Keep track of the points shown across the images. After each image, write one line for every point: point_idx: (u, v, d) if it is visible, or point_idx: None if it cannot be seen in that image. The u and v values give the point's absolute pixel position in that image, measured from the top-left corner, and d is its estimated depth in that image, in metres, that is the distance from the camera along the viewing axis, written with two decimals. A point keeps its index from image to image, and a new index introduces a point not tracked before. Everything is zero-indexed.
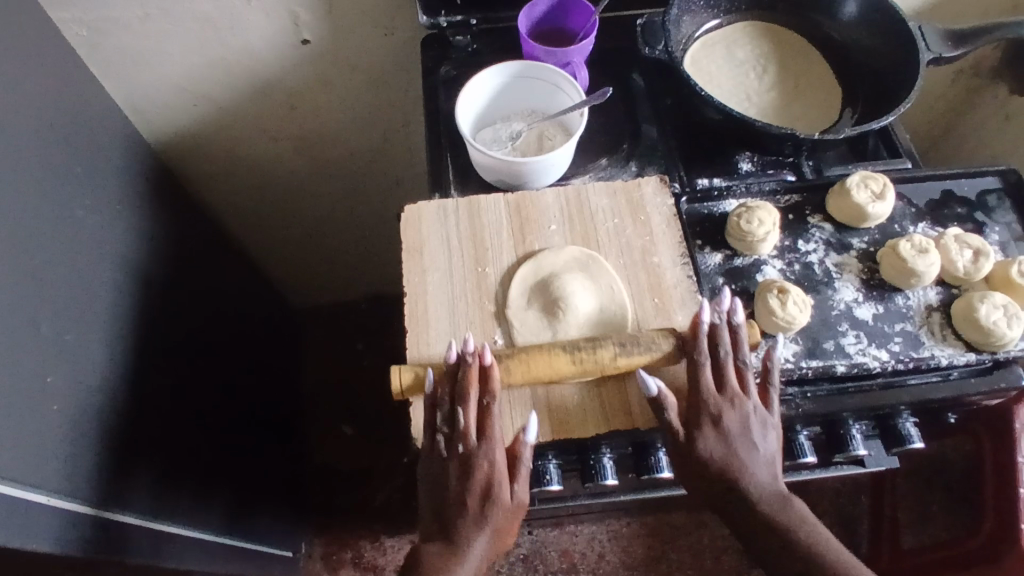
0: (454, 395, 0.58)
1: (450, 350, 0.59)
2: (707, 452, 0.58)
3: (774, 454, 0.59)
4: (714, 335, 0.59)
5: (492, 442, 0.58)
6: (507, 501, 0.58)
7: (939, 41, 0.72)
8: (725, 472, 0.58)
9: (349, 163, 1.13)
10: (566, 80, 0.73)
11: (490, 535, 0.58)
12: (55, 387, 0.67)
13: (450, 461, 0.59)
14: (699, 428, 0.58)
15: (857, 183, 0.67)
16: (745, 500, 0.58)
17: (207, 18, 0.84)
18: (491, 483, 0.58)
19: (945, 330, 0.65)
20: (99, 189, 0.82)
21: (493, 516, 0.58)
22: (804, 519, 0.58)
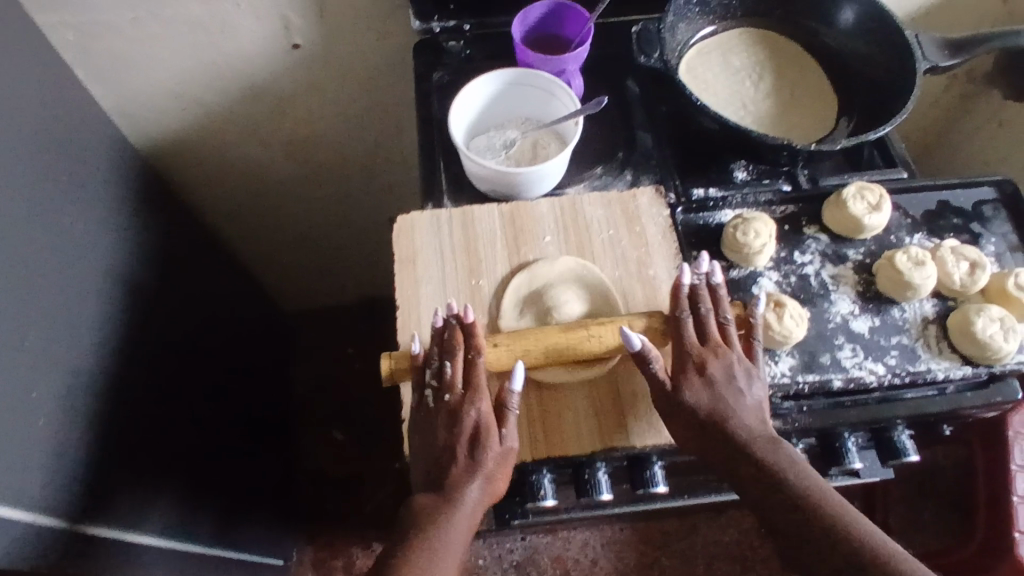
0: (441, 349, 0.60)
1: (435, 312, 0.61)
2: (696, 400, 0.58)
3: (763, 401, 0.59)
4: (693, 295, 0.60)
5: (478, 391, 0.59)
6: (498, 446, 0.57)
7: (935, 51, 0.72)
8: (717, 421, 0.57)
9: (341, 168, 1.12)
10: (560, 88, 0.72)
11: (483, 481, 0.57)
12: (39, 404, 0.66)
13: (438, 413, 0.59)
14: (684, 377, 0.58)
15: (854, 195, 0.67)
16: (737, 449, 0.57)
17: (197, 22, 0.82)
18: (480, 431, 0.57)
19: (941, 343, 0.64)
20: (85, 197, 0.80)
21: (482, 462, 0.57)
22: (794, 461, 0.57)
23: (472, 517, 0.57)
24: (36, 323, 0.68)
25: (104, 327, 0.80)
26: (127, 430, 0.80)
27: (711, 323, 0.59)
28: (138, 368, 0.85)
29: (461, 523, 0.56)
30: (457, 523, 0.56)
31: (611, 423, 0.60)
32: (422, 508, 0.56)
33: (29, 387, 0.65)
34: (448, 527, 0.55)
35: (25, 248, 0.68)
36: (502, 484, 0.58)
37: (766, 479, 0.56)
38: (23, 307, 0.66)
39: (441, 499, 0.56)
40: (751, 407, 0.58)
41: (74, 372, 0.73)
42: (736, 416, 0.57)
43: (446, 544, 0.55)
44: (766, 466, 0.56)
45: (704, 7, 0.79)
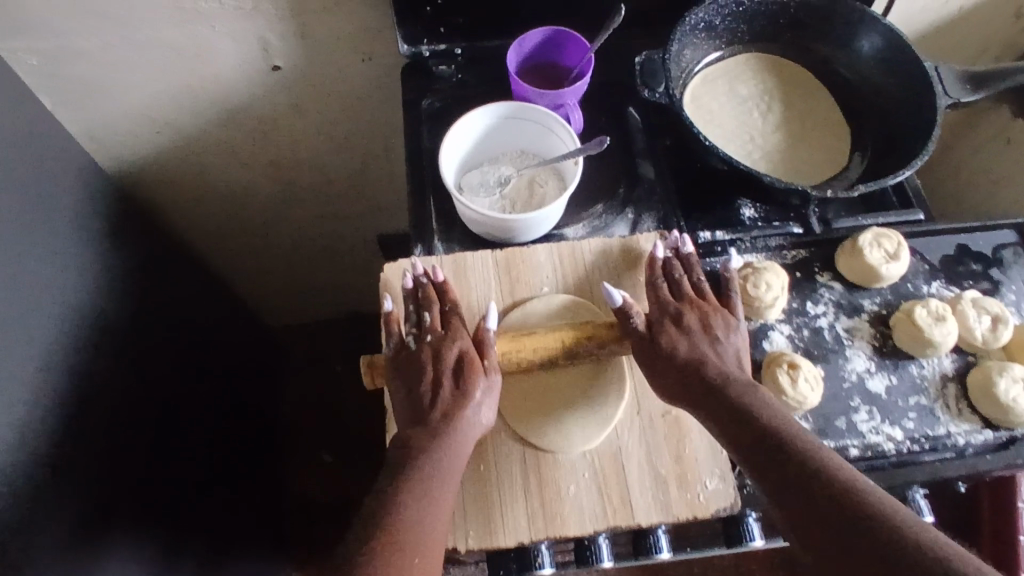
0: (417, 304, 0.61)
1: (405, 272, 0.62)
2: (672, 345, 0.57)
3: (742, 347, 0.58)
4: (667, 265, 0.62)
5: (457, 331, 0.59)
6: (484, 378, 0.57)
7: (956, 84, 0.67)
8: (694, 367, 0.56)
9: (326, 188, 1.06)
10: (558, 124, 0.67)
11: (473, 411, 0.56)
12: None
13: (420, 355, 0.58)
14: (662, 327, 0.58)
15: (870, 242, 0.63)
16: (710, 390, 0.55)
17: (170, 46, 0.77)
18: (463, 367, 0.57)
19: (960, 404, 0.61)
20: (50, 236, 0.75)
21: (467, 393, 0.56)
22: (768, 403, 0.54)
23: (462, 454, 0.55)
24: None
25: (71, 375, 0.75)
26: (98, 482, 0.76)
27: (681, 281, 0.60)
28: (111, 414, 0.80)
29: (451, 458, 0.54)
30: (447, 458, 0.54)
31: (614, 499, 0.56)
32: (411, 444, 0.55)
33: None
34: (438, 461, 0.53)
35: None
36: (489, 418, 0.57)
37: (744, 420, 0.53)
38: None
39: (428, 436, 0.55)
40: (730, 352, 0.58)
41: (35, 431, 0.68)
42: (714, 360, 0.57)
43: (435, 479, 0.53)
44: (744, 406, 0.54)
45: (710, 32, 0.74)
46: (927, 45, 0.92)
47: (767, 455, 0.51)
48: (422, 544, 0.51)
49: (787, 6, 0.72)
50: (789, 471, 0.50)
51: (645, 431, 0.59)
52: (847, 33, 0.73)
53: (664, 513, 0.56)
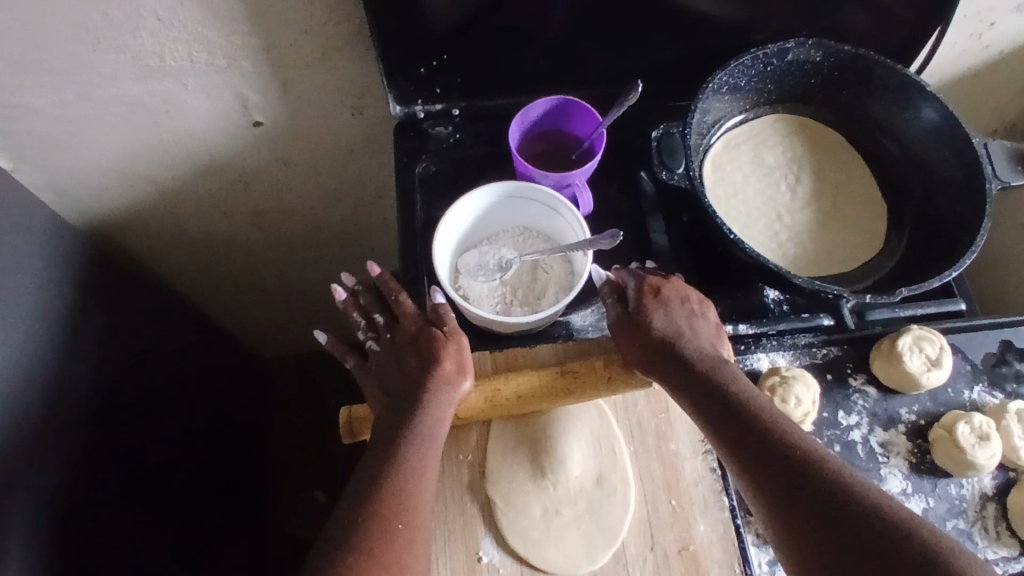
0: (363, 310, 0.62)
1: (335, 288, 0.63)
2: (650, 321, 0.57)
3: (714, 326, 0.58)
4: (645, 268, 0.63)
5: (410, 312, 0.60)
6: (448, 341, 0.57)
7: (1006, 165, 0.61)
8: (670, 341, 0.56)
9: (316, 234, 1.00)
10: (566, 208, 0.61)
11: (445, 369, 0.56)
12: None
13: (386, 353, 0.60)
14: (641, 299, 0.58)
15: (910, 346, 0.57)
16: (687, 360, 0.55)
17: (136, 102, 0.70)
18: (427, 338, 0.58)
19: (999, 527, 0.56)
20: (8, 316, 0.69)
21: (432, 356, 0.56)
22: (742, 380, 0.54)
23: (442, 419, 0.55)
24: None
25: (32, 467, 0.69)
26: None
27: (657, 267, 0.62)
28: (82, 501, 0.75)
29: (433, 423, 0.54)
30: (427, 423, 0.54)
31: None
32: (394, 416, 0.55)
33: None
34: (419, 429, 0.54)
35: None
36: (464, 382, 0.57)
37: (715, 390, 0.52)
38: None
39: (408, 407, 0.55)
40: (703, 326, 0.58)
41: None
42: (688, 332, 0.57)
43: (415, 444, 0.53)
44: (714, 375, 0.53)
45: (734, 94, 0.68)
46: (954, 95, 0.86)
47: (736, 426, 0.50)
48: (400, 512, 0.49)
49: (822, 66, 0.65)
50: (757, 440, 0.49)
51: (657, 572, 0.55)
52: (887, 98, 0.66)
53: None
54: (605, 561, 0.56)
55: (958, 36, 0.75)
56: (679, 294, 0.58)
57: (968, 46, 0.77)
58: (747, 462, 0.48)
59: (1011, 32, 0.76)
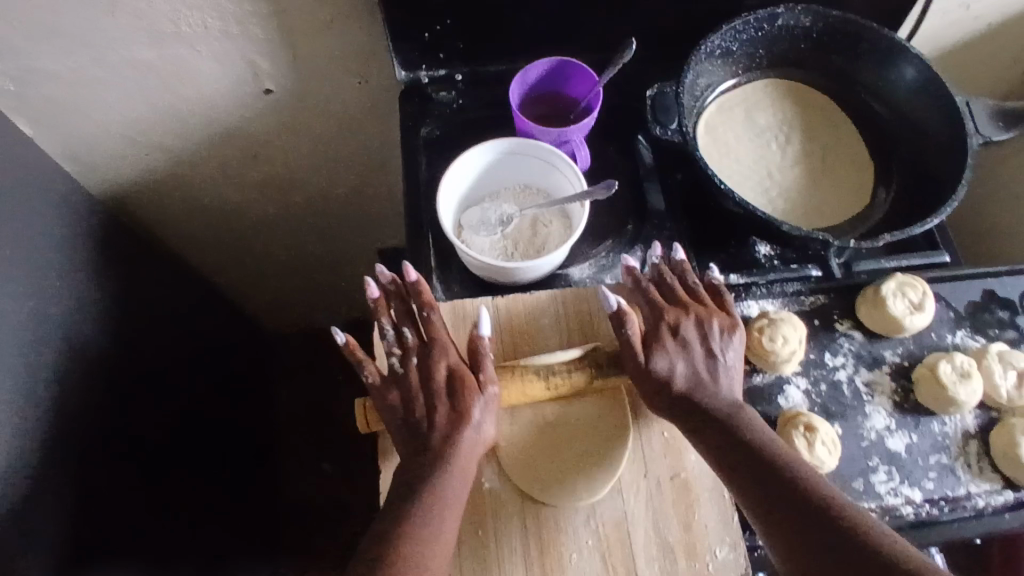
0: (398, 319, 0.60)
1: (369, 284, 0.59)
2: (671, 369, 0.56)
3: (733, 365, 0.58)
4: (656, 273, 0.62)
5: (444, 344, 0.59)
6: (480, 394, 0.57)
7: (986, 121, 0.64)
8: (690, 392, 0.56)
9: (322, 204, 1.04)
10: (565, 163, 0.64)
11: (473, 428, 0.56)
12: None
13: (409, 379, 0.58)
14: (658, 342, 0.57)
15: (893, 292, 0.60)
16: (707, 415, 0.55)
17: (150, 67, 0.73)
18: (458, 385, 0.57)
19: (982, 462, 0.59)
20: (27, 272, 0.72)
21: (466, 411, 0.56)
22: (766, 435, 0.54)
23: (468, 469, 0.55)
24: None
25: (51, 417, 0.73)
26: (81, 527, 0.74)
27: (671, 284, 0.60)
28: (97, 452, 0.78)
29: (457, 476, 0.54)
30: (454, 471, 0.54)
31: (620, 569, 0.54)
32: (420, 459, 0.55)
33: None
34: (447, 481, 0.54)
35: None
36: (490, 432, 0.57)
37: (734, 438, 0.54)
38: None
39: (434, 455, 0.55)
40: (722, 368, 0.57)
41: (10, 485, 0.66)
42: (708, 375, 0.57)
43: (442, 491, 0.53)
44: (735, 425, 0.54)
45: (726, 58, 0.70)
46: (949, 66, 0.89)
47: (755, 478, 0.52)
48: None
49: (810, 30, 0.68)
50: (775, 495, 0.51)
51: (651, 497, 0.56)
52: (873, 59, 0.69)
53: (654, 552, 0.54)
54: (603, 492, 0.56)
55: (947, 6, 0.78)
56: (700, 330, 0.58)
57: (958, 17, 0.80)
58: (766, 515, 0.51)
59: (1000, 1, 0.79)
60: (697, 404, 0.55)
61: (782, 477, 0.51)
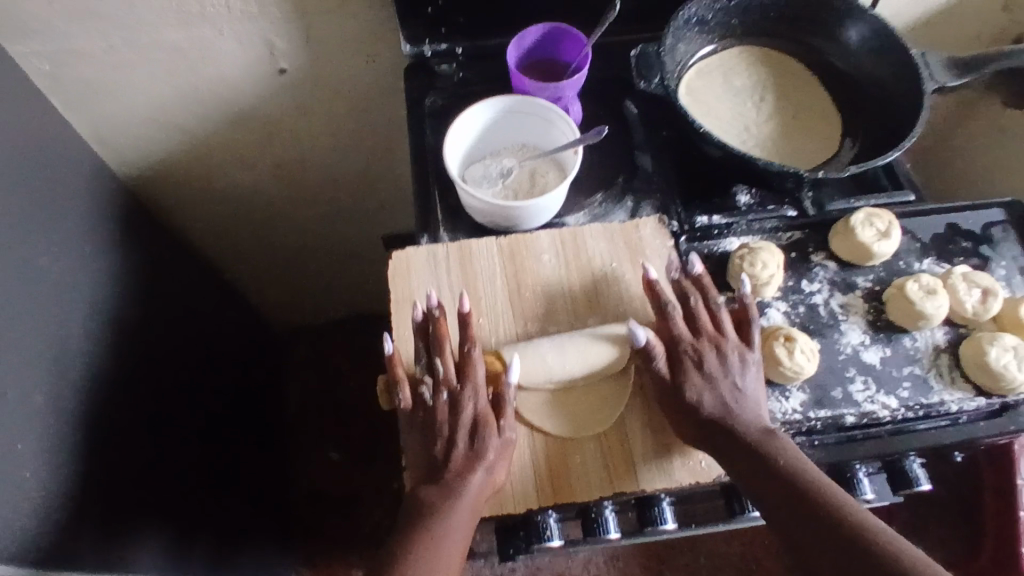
0: (429, 346, 0.60)
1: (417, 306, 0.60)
2: (699, 396, 0.58)
3: (755, 391, 0.59)
4: (680, 289, 0.62)
5: (474, 384, 0.58)
6: (498, 440, 0.57)
7: (943, 69, 0.71)
8: (721, 419, 0.57)
9: (332, 189, 1.10)
10: (559, 116, 0.69)
11: (485, 471, 0.55)
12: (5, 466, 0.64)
13: (436, 410, 0.58)
14: (685, 373, 0.58)
15: (862, 222, 0.66)
16: (742, 441, 0.56)
17: (175, 50, 0.80)
18: (480, 428, 0.57)
19: (954, 373, 0.63)
20: (61, 238, 0.78)
21: (482, 451, 0.56)
22: (797, 457, 0.56)
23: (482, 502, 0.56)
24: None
25: (83, 374, 0.78)
26: (106, 478, 0.78)
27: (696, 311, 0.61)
28: (121, 410, 0.83)
29: (467, 512, 0.54)
30: (464, 507, 0.54)
31: (619, 465, 0.58)
32: (433, 487, 0.56)
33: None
34: (457, 513, 0.54)
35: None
36: (503, 476, 0.57)
37: (765, 462, 0.55)
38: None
39: (447, 488, 0.55)
40: (744, 395, 0.58)
41: (48, 431, 0.71)
42: (736, 401, 0.58)
43: (450, 527, 0.54)
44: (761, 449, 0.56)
45: (703, 27, 0.77)
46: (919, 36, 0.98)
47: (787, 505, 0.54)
48: None
49: None
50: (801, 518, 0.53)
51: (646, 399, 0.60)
52: (834, 23, 0.76)
53: (651, 446, 0.58)
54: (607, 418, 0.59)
55: None
56: (722, 358, 0.59)
57: None
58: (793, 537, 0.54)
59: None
60: (731, 431, 0.56)
61: (813, 503, 0.53)
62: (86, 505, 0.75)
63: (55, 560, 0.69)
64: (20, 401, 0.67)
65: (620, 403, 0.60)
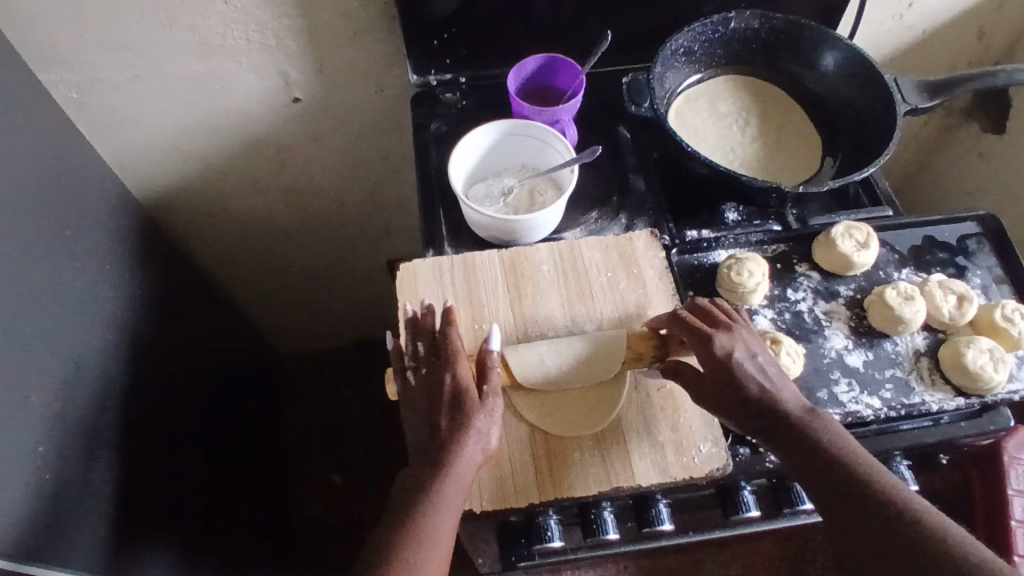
0: (418, 334, 0.63)
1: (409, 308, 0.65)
2: (747, 378, 0.57)
3: (781, 372, 0.59)
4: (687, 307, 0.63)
5: (456, 354, 0.60)
6: (483, 404, 0.58)
7: (912, 93, 0.76)
8: (770, 400, 0.57)
9: (339, 214, 1.15)
10: (555, 137, 0.74)
11: (476, 437, 0.57)
12: (26, 467, 0.67)
13: (425, 386, 0.60)
14: (728, 365, 0.58)
15: (842, 234, 0.70)
16: (790, 425, 0.56)
17: (197, 80, 0.86)
18: (462, 396, 0.58)
19: (934, 376, 0.66)
20: (84, 253, 0.82)
21: (468, 415, 0.57)
22: (841, 435, 0.56)
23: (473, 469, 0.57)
24: (24, 386, 0.68)
25: (100, 384, 0.81)
26: (118, 486, 0.81)
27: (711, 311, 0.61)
28: (131, 423, 0.85)
29: (458, 479, 0.55)
30: (457, 474, 0.55)
31: (616, 466, 0.60)
32: (425, 458, 0.56)
33: (13, 449, 0.65)
34: (449, 482, 0.55)
35: (20, 308, 0.69)
36: (492, 441, 0.58)
37: (820, 446, 0.55)
38: (15, 369, 0.67)
39: (437, 458, 0.56)
40: (773, 377, 0.58)
41: (65, 436, 0.73)
42: (773, 384, 0.58)
43: (441, 494, 0.54)
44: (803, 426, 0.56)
45: (689, 57, 0.82)
46: (897, 66, 1.04)
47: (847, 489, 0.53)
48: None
49: (759, 31, 0.81)
50: (850, 498, 0.52)
51: (641, 403, 0.63)
52: (811, 53, 0.82)
53: (647, 450, 0.61)
54: (602, 420, 0.62)
55: (883, 16, 0.94)
56: (747, 347, 0.59)
57: (893, 26, 0.96)
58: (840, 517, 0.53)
59: (929, 10, 0.94)
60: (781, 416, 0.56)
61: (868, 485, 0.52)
62: (99, 511, 0.77)
63: (69, 562, 0.71)
64: (41, 405, 0.70)
65: (613, 407, 0.63)
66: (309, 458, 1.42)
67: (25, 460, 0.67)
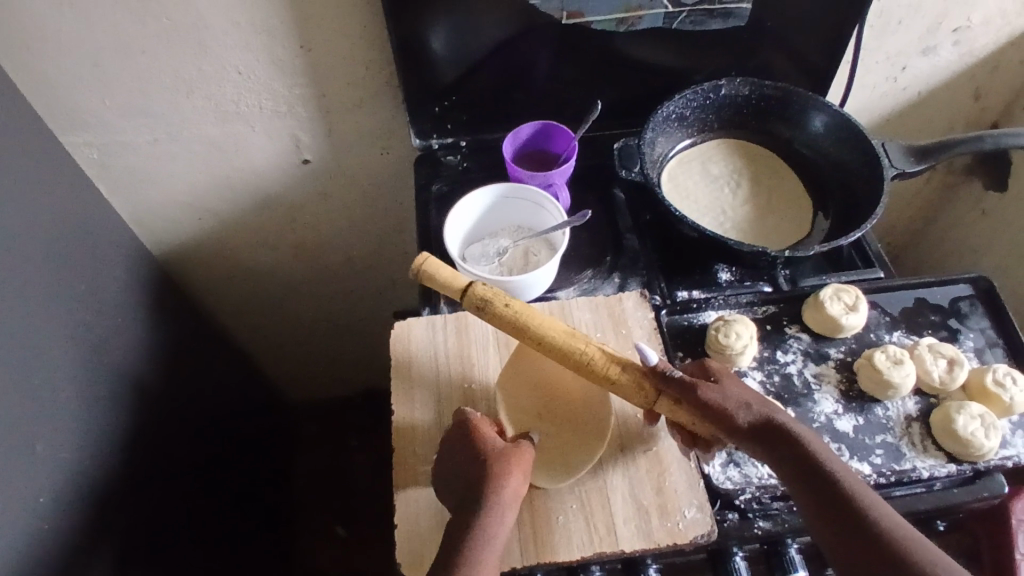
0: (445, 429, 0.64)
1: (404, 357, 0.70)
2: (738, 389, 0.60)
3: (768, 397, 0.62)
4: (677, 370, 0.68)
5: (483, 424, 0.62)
6: (515, 453, 0.59)
7: (901, 157, 0.77)
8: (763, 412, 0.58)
9: (347, 268, 1.18)
10: (547, 200, 0.77)
11: (516, 481, 0.57)
12: (26, 516, 0.68)
13: (458, 450, 0.60)
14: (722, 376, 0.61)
15: (830, 296, 0.70)
16: (787, 436, 0.56)
17: (213, 142, 0.90)
18: (489, 443, 0.59)
19: (926, 441, 0.65)
20: (100, 307, 0.86)
21: (503, 462, 0.58)
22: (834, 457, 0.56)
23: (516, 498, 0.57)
24: (32, 436, 0.70)
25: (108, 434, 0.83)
26: (118, 536, 0.82)
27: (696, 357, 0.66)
28: (135, 473, 0.87)
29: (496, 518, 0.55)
30: (502, 500, 0.56)
31: (601, 530, 0.60)
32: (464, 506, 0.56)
33: (14, 497, 0.67)
34: (495, 507, 0.55)
35: (32, 361, 0.72)
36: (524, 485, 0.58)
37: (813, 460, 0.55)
38: (24, 420, 0.69)
39: (478, 491, 0.56)
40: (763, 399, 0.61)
41: (72, 484, 0.75)
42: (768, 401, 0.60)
43: (485, 528, 0.54)
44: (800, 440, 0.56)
45: (681, 122, 0.85)
46: (893, 127, 1.06)
47: (838, 503, 0.53)
48: None
49: (749, 97, 0.84)
50: (840, 508, 0.53)
51: (626, 466, 0.63)
52: (800, 118, 0.84)
53: (633, 515, 0.61)
54: (586, 481, 0.63)
55: (877, 79, 0.96)
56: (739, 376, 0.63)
57: (887, 89, 0.99)
58: (834, 537, 0.53)
59: (922, 74, 0.97)
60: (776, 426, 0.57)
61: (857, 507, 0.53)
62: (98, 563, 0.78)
63: None
64: (47, 454, 0.72)
65: (598, 462, 0.63)
66: (313, 508, 1.42)
67: (25, 511, 0.68)
